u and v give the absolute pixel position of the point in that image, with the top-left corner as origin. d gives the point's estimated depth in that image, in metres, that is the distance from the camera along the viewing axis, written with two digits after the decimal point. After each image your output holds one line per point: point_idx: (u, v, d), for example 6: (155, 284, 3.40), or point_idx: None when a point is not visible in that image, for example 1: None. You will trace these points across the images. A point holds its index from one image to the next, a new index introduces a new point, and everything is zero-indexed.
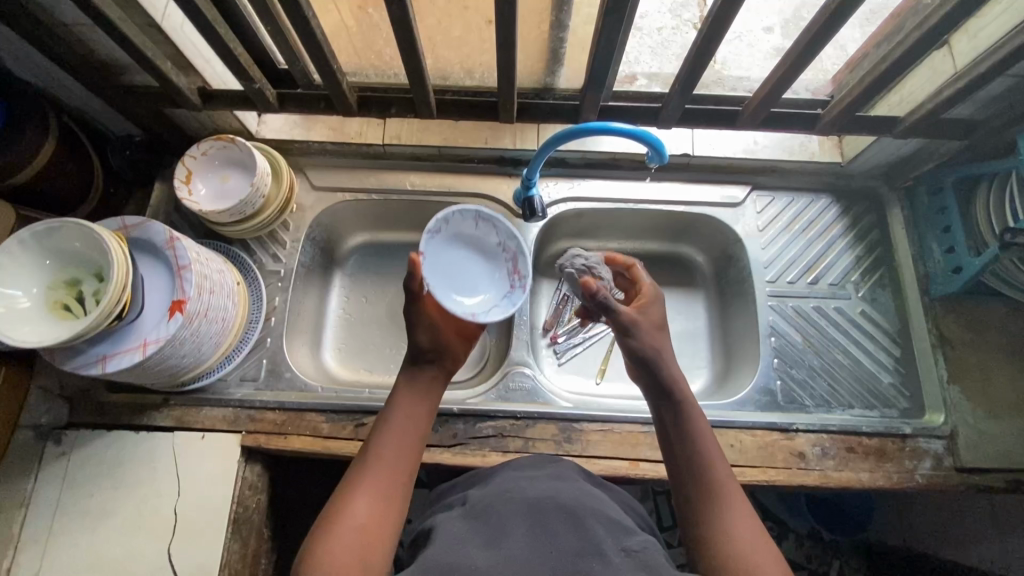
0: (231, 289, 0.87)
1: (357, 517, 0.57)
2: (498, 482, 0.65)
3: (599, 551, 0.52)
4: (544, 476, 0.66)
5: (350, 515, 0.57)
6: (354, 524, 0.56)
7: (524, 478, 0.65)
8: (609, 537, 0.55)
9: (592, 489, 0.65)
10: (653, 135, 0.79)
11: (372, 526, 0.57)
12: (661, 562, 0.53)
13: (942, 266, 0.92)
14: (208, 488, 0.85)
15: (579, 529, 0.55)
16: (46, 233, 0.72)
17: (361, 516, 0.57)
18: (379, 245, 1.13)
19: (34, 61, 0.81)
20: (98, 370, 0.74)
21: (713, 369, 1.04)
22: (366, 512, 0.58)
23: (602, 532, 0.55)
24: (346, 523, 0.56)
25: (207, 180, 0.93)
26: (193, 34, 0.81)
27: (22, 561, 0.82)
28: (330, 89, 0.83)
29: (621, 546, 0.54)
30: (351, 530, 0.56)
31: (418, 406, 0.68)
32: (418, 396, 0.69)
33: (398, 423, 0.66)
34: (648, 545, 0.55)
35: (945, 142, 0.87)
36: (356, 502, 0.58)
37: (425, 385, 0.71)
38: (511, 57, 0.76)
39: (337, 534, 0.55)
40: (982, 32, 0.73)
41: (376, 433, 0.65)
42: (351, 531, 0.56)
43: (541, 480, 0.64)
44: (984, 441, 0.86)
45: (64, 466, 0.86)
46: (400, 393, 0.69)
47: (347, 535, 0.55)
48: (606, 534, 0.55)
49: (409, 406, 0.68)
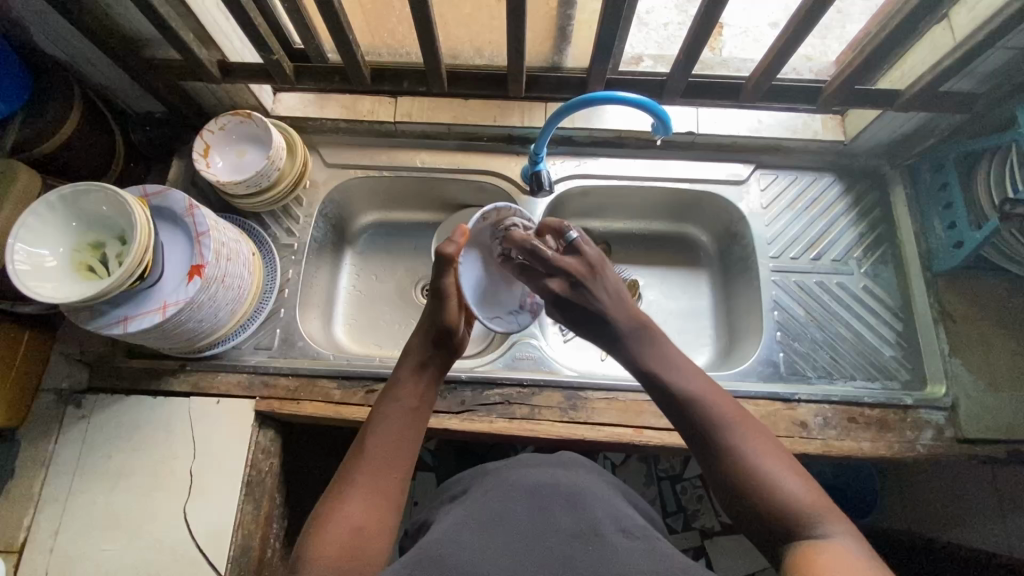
0: (246, 258, 0.90)
1: (352, 516, 0.57)
2: (502, 468, 0.68)
3: (598, 535, 0.54)
4: (547, 464, 0.68)
5: (347, 511, 0.57)
6: (349, 525, 0.56)
7: (529, 464, 0.67)
8: (608, 520, 0.57)
9: (594, 478, 0.67)
10: (658, 106, 0.83)
11: (366, 526, 0.57)
12: (659, 546, 0.54)
13: (944, 242, 0.93)
14: (221, 452, 0.87)
15: (580, 514, 0.57)
16: (73, 196, 0.75)
17: (357, 516, 0.57)
18: (389, 223, 1.15)
19: (61, 35, 0.85)
20: (120, 330, 0.76)
21: (717, 345, 1.06)
22: (362, 510, 0.58)
23: (603, 517, 0.57)
24: (340, 522, 0.56)
25: (224, 154, 0.96)
26: (214, 8, 0.84)
27: (42, 518, 0.85)
28: (345, 62, 0.86)
29: (619, 528, 0.55)
30: (347, 527, 0.56)
31: (414, 405, 0.66)
32: (413, 394, 0.67)
33: (393, 422, 0.64)
34: (647, 532, 0.57)
35: (946, 116, 0.89)
36: (353, 498, 0.58)
37: (419, 381, 0.68)
38: (521, 31, 0.78)
39: (333, 531, 0.55)
40: (980, 4, 0.75)
41: (371, 431, 0.64)
42: (346, 528, 0.56)
43: (544, 466, 0.67)
44: (985, 412, 0.87)
45: (83, 428, 0.89)
46: (396, 391, 0.67)
47: (342, 531, 0.55)
48: (608, 518, 0.57)
49: (402, 405, 0.66)
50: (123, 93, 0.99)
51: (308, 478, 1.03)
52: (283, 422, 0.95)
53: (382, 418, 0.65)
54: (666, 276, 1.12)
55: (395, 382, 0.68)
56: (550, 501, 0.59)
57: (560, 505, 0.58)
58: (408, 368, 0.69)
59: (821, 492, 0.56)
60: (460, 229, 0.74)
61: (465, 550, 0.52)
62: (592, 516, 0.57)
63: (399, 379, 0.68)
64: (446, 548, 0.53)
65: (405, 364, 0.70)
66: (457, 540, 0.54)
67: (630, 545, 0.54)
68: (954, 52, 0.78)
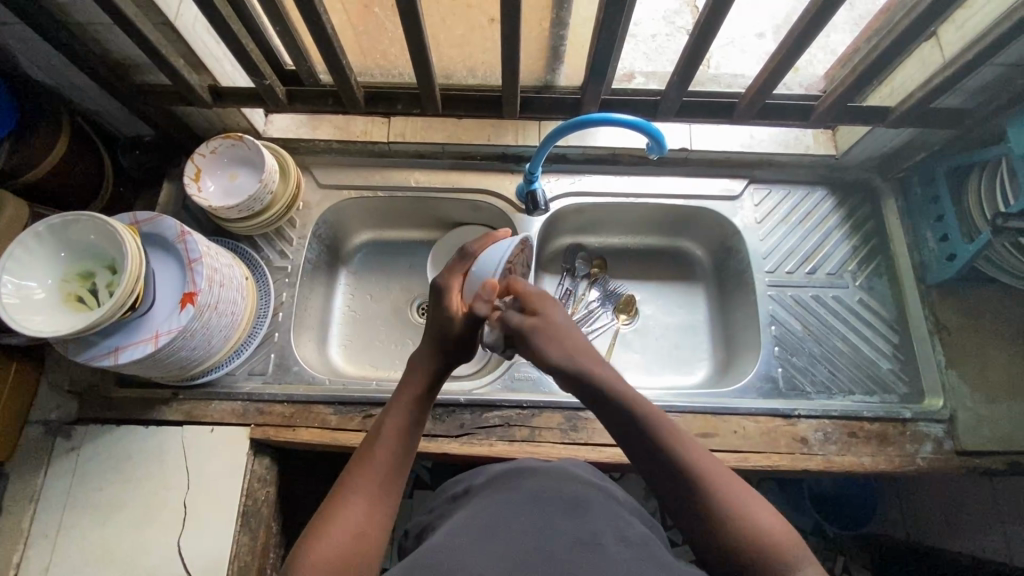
0: (240, 282, 0.89)
1: (351, 521, 0.55)
2: (501, 476, 0.66)
3: (599, 539, 0.52)
4: (548, 470, 0.67)
5: (346, 515, 0.56)
6: (349, 530, 0.55)
7: (527, 473, 0.66)
8: (608, 529, 0.54)
9: (593, 484, 0.66)
10: (652, 126, 0.82)
11: (365, 534, 0.55)
12: (660, 555, 0.52)
13: (937, 254, 0.94)
14: (217, 482, 0.85)
15: (580, 517, 0.55)
16: (62, 226, 0.73)
17: (356, 521, 0.55)
18: (383, 242, 1.14)
19: (48, 61, 0.83)
20: (110, 362, 0.74)
21: (715, 359, 1.06)
22: (361, 517, 0.56)
23: (603, 524, 0.55)
24: (340, 528, 0.55)
25: (215, 177, 0.95)
26: (205, 32, 0.83)
27: (31, 556, 0.82)
28: (338, 86, 0.86)
29: (619, 537, 0.53)
30: (345, 534, 0.54)
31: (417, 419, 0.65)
32: (409, 412, 0.64)
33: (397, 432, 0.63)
34: (647, 540, 0.55)
35: (936, 131, 0.90)
36: (354, 504, 0.57)
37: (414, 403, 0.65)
38: (516, 54, 0.78)
39: (335, 535, 0.54)
40: (969, 22, 0.76)
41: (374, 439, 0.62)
42: (347, 534, 0.54)
43: (543, 475, 0.65)
44: (982, 424, 0.87)
45: (73, 461, 0.87)
46: (401, 402, 0.65)
47: (341, 536, 0.54)
48: (607, 527, 0.55)
49: (407, 416, 0.64)
50: (112, 117, 0.98)
51: (303, 503, 1.01)
52: (278, 449, 0.93)
53: (384, 425, 0.63)
54: (663, 290, 1.12)
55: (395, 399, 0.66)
56: (547, 509, 0.57)
57: (561, 511, 0.56)
58: (405, 397, 0.66)
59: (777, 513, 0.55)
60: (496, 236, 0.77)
61: (463, 555, 0.50)
62: (592, 522, 0.55)
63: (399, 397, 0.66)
64: (443, 553, 0.51)
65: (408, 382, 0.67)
66: (452, 546, 0.52)
67: (629, 550, 0.52)
68: (943, 69, 0.80)
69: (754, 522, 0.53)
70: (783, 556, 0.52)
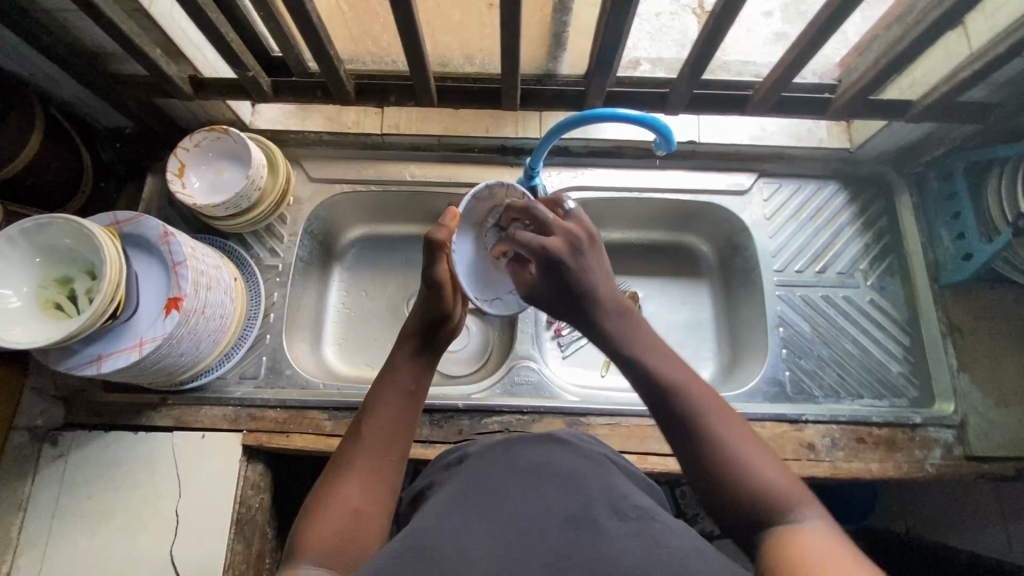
0: (228, 285, 0.85)
1: (346, 500, 0.53)
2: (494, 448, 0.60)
3: (591, 515, 0.47)
4: (542, 437, 0.61)
5: (340, 496, 0.53)
6: (345, 508, 0.52)
7: (519, 442, 0.60)
8: (601, 501, 0.49)
9: (596, 455, 0.60)
10: (660, 121, 0.78)
11: (363, 510, 0.52)
12: (665, 529, 0.46)
13: (952, 253, 0.91)
14: (209, 489, 0.83)
15: (576, 494, 0.50)
16: (35, 229, 0.69)
17: (354, 499, 0.53)
18: (378, 237, 1.10)
19: (17, 51, 0.78)
20: (94, 370, 0.71)
21: (720, 359, 1.03)
22: (358, 492, 0.53)
23: (598, 496, 0.50)
24: (336, 509, 0.52)
25: (200, 173, 0.90)
26: (182, 20, 0.78)
27: (21, 565, 0.80)
28: (327, 76, 0.81)
29: (615, 511, 0.48)
30: (341, 513, 0.51)
31: (414, 385, 0.62)
32: (408, 376, 0.63)
33: (392, 401, 0.60)
34: (649, 512, 0.49)
35: (958, 125, 0.86)
36: (348, 484, 0.54)
37: (417, 362, 0.64)
38: (517, 45, 0.74)
39: (331, 516, 0.51)
40: (1000, 11, 0.71)
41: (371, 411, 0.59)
42: (343, 514, 0.52)
43: (540, 445, 0.58)
44: (993, 429, 0.85)
45: (61, 468, 0.84)
46: (393, 372, 0.63)
47: (336, 517, 0.51)
48: (601, 498, 0.50)
49: (401, 385, 0.62)
50: (90, 107, 0.93)
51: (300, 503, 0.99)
52: (272, 454, 0.91)
53: (379, 394, 0.61)
54: (668, 286, 1.08)
55: (390, 368, 0.64)
56: (539, 482, 0.52)
57: (555, 485, 0.51)
58: (402, 357, 0.64)
59: (776, 453, 0.51)
60: (449, 212, 0.71)
61: (454, 543, 0.45)
62: (587, 496, 0.50)
63: (391, 366, 0.63)
64: (430, 539, 0.45)
65: (399, 353, 0.65)
66: (440, 527, 0.47)
67: (627, 526, 0.46)
68: (970, 63, 0.75)
69: (747, 461, 0.50)
70: (784, 503, 0.48)
